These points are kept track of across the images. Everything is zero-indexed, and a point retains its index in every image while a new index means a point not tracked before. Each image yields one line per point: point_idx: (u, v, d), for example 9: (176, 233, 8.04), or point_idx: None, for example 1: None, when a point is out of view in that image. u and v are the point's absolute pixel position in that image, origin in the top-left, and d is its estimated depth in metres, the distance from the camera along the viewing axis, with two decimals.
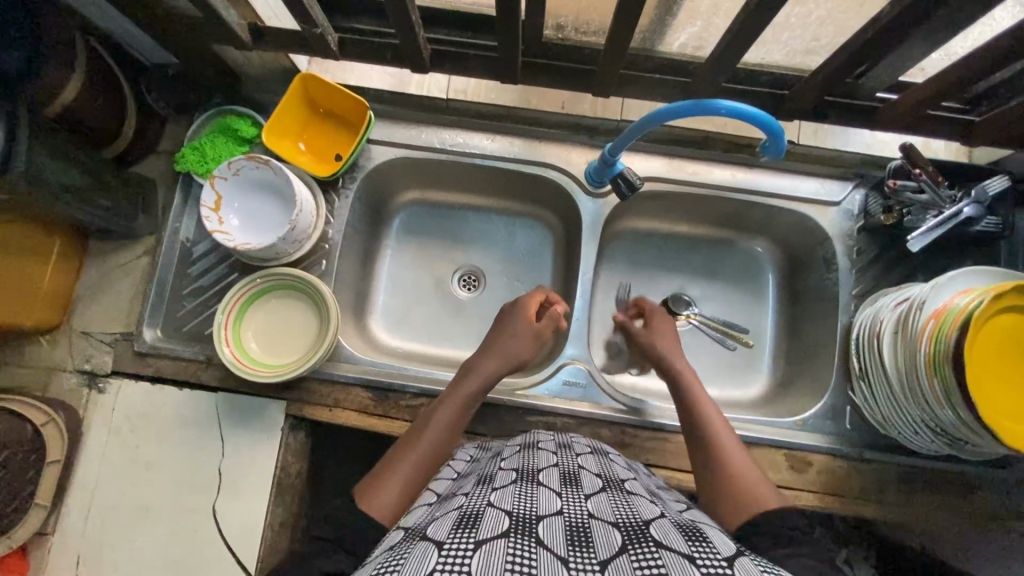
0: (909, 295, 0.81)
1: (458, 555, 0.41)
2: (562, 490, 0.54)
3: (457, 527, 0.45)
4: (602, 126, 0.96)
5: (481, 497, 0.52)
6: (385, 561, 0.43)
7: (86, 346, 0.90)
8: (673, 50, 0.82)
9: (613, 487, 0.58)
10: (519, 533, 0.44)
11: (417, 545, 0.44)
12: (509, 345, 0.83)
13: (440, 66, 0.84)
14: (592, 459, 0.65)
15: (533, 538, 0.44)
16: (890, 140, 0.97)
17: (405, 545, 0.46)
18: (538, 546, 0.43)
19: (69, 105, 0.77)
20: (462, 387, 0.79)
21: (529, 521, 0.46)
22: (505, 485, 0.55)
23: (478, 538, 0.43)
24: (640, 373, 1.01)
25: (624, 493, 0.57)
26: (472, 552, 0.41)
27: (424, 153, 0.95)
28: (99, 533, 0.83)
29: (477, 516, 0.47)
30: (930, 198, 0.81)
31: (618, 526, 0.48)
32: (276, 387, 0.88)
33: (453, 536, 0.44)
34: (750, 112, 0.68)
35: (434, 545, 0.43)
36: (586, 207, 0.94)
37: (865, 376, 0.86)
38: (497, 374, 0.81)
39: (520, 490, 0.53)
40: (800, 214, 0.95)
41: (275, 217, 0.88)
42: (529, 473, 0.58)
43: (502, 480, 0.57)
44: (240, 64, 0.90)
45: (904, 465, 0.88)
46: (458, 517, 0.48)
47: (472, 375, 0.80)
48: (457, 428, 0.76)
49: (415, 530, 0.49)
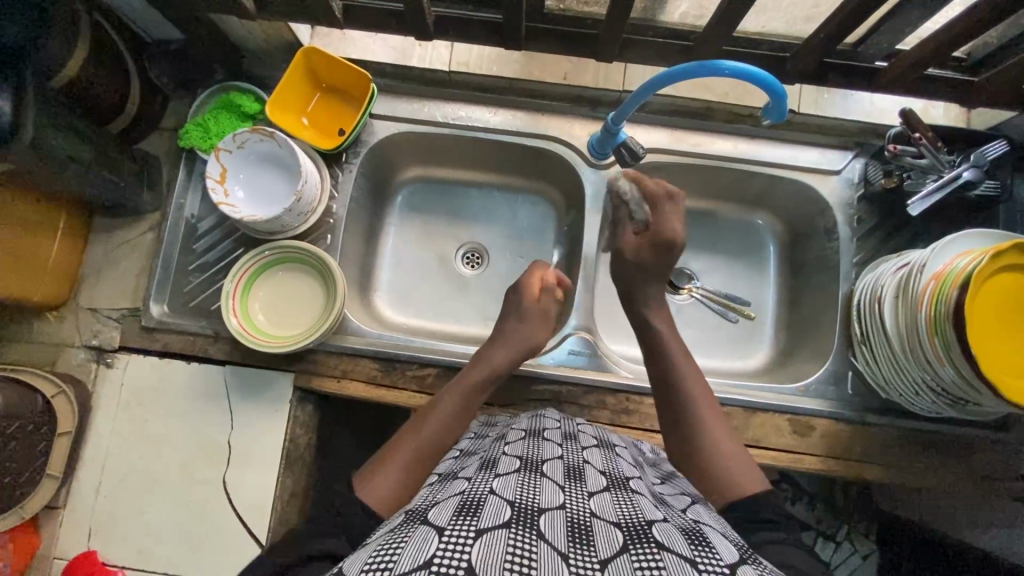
0: (909, 260, 0.82)
1: (459, 542, 0.42)
2: (565, 484, 0.54)
3: (458, 514, 0.46)
4: (604, 98, 0.96)
5: (484, 484, 0.53)
6: (385, 540, 0.45)
7: (93, 321, 0.90)
8: (674, 20, 0.83)
9: (617, 485, 0.58)
10: (520, 526, 0.45)
11: (418, 529, 0.45)
12: (517, 330, 0.85)
13: (444, 34, 0.84)
14: (597, 454, 0.66)
15: (534, 531, 0.45)
16: (890, 108, 0.98)
17: (405, 527, 0.47)
18: (539, 540, 0.44)
19: (74, 77, 0.77)
20: (471, 374, 0.80)
21: (531, 514, 0.47)
22: (507, 473, 0.55)
23: (478, 527, 0.44)
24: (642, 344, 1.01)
25: (628, 492, 0.57)
26: (472, 541, 0.42)
27: (427, 127, 0.96)
28: (110, 505, 0.84)
29: (478, 504, 0.48)
30: (930, 162, 0.81)
31: (620, 525, 0.49)
32: (283, 360, 0.88)
33: (454, 522, 0.45)
34: (751, 71, 0.69)
35: (434, 530, 0.44)
36: (589, 178, 0.95)
37: (866, 341, 0.87)
38: (508, 361, 0.82)
39: (523, 480, 0.53)
40: (801, 184, 0.96)
41: (279, 190, 0.89)
42: (534, 463, 0.58)
43: (505, 467, 0.57)
44: (243, 38, 0.90)
45: (906, 429, 0.90)
46: (460, 503, 0.49)
47: (481, 363, 0.81)
48: (465, 415, 0.76)
49: (416, 511, 0.50)
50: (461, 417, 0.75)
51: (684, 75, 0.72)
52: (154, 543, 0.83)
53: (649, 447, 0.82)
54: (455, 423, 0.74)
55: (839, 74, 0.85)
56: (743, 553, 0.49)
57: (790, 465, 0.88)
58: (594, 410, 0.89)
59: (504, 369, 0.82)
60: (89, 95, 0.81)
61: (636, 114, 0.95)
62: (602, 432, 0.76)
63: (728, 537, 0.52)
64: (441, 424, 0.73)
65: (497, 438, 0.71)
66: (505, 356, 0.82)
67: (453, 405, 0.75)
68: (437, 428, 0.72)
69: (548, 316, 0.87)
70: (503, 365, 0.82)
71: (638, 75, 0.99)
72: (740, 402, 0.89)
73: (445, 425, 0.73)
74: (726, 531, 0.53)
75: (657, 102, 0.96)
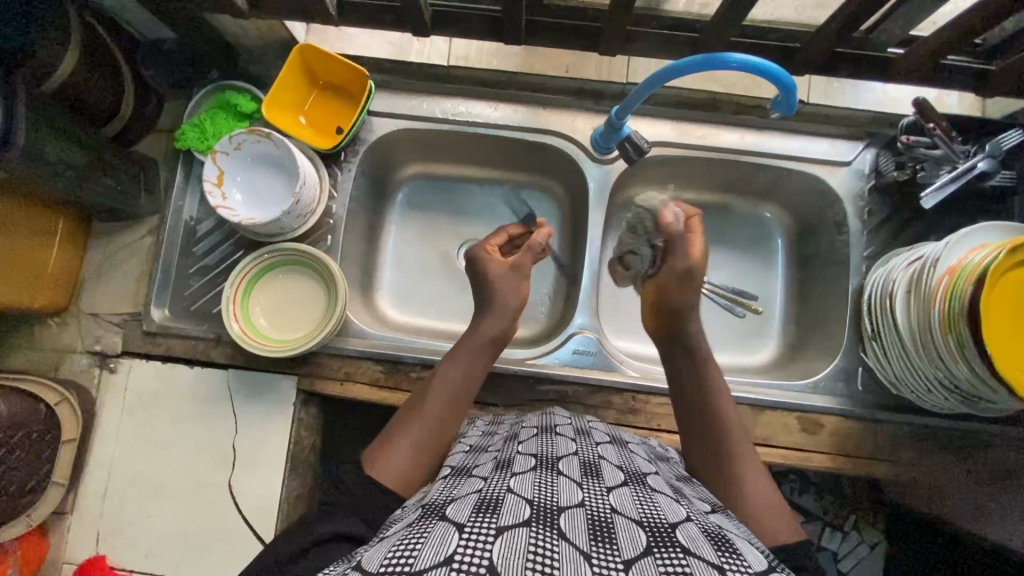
0: (924, 253, 0.80)
1: (479, 539, 0.41)
2: (583, 482, 0.54)
3: (477, 511, 0.45)
4: (607, 91, 0.94)
5: (500, 482, 0.52)
6: (404, 534, 0.44)
7: (95, 327, 0.90)
8: (680, 8, 0.80)
9: (635, 482, 0.57)
10: (541, 525, 0.44)
11: (437, 525, 0.44)
12: (501, 295, 0.79)
13: (442, 29, 0.82)
14: (612, 450, 0.65)
15: (556, 530, 0.44)
16: (902, 96, 0.95)
17: (423, 522, 0.46)
18: (561, 540, 0.43)
19: (67, 80, 0.75)
20: (463, 347, 0.76)
21: (551, 513, 0.46)
22: (524, 471, 0.54)
23: (499, 525, 0.43)
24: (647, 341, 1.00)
25: (647, 489, 0.56)
26: (493, 539, 0.41)
27: (427, 124, 0.94)
28: (117, 511, 0.84)
29: (498, 501, 0.47)
30: (944, 154, 0.79)
31: (642, 524, 0.47)
32: (285, 363, 0.88)
33: (473, 519, 0.44)
34: (760, 64, 0.67)
35: (454, 526, 0.43)
36: (592, 173, 0.93)
37: (877, 338, 0.85)
38: (502, 328, 0.78)
39: (540, 478, 0.53)
40: (810, 176, 0.94)
41: (278, 191, 0.88)
42: (549, 460, 0.58)
43: (521, 465, 0.56)
44: (235, 35, 0.88)
45: (917, 424, 0.88)
46: (478, 501, 0.48)
47: (472, 335, 0.77)
48: (464, 390, 0.73)
49: (433, 506, 0.50)
50: (463, 392, 0.73)
51: (690, 69, 0.69)
52: (162, 548, 0.83)
53: (656, 442, 0.82)
54: (456, 401, 0.71)
55: (852, 65, 0.82)
56: (770, 561, 0.47)
57: (798, 463, 0.87)
58: (600, 409, 0.89)
59: (502, 334, 0.78)
60: (83, 99, 0.79)
61: (641, 107, 0.93)
62: (612, 428, 0.75)
63: (753, 543, 0.50)
64: (442, 401, 0.71)
65: (508, 435, 0.70)
66: (497, 324, 0.78)
67: (452, 376, 0.73)
68: (436, 406, 0.70)
69: (520, 270, 0.81)
70: (497, 332, 0.78)
71: (641, 67, 0.96)
72: (748, 399, 0.88)
73: (445, 402, 0.71)
74: (750, 538, 0.52)
75: (661, 94, 0.94)
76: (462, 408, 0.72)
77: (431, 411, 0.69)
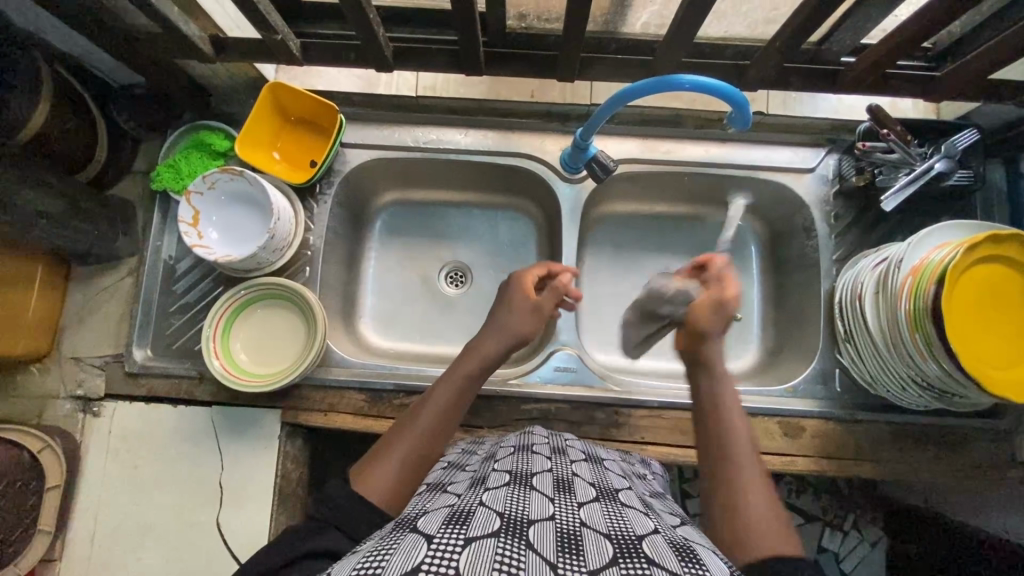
0: (888, 254, 0.82)
1: (446, 550, 0.41)
2: (555, 496, 0.54)
3: (447, 523, 0.46)
4: (573, 112, 0.97)
5: (473, 497, 0.53)
6: (375, 547, 0.44)
7: (77, 371, 0.90)
8: (636, 31, 0.83)
9: (607, 497, 0.58)
10: (509, 536, 0.45)
11: (406, 537, 0.45)
12: (508, 319, 0.80)
13: (404, 63, 0.84)
14: (587, 467, 0.66)
15: (523, 541, 0.45)
16: (857, 103, 0.99)
17: (394, 534, 0.46)
18: (528, 550, 0.44)
19: (40, 131, 0.77)
20: (459, 366, 0.76)
21: (520, 525, 0.47)
22: (498, 487, 0.55)
23: (468, 536, 0.44)
24: (614, 352, 1.01)
25: (617, 504, 0.56)
26: (461, 549, 0.42)
27: (400, 153, 0.96)
28: (105, 555, 0.84)
29: (468, 514, 0.48)
30: (901, 157, 0.82)
31: (609, 537, 0.48)
32: (267, 396, 0.88)
33: (442, 531, 0.45)
34: (712, 85, 0.69)
35: (423, 538, 0.44)
36: (564, 193, 0.95)
37: (850, 338, 0.87)
38: (498, 349, 0.77)
39: (512, 493, 0.53)
40: (776, 184, 0.96)
41: (254, 227, 0.89)
42: (523, 476, 0.58)
43: (495, 481, 0.57)
44: (206, 77, 0.90)
45: (898, 422, 0.89)
46: (449, 514, 0.49)
47: (470, 354, 0.77)
48: (457, 408, 0.72)
49: (406, 520, 0.50)
50: (454, 411, 0.72)
51: (646, 90, 0.71)
52: None
53: (637, 457, 0.82)
54: (447, 417, 0.71)
55: (803, 76, 0.85)
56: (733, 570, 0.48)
57: (783, 468, 0.88)
58: (584, 426, 0.89)
59: (495, 359, 0.78)
60: (57, 147, 0.81)
61: (606, 127, 0.96)
62: (591, 446, 0.76)
63: (718, 552, 0.51)
64: (432, 420, 0.70)
65: (487, 455, 0.70)
66: (494, 345, 0.78)
67: (445, 395, 0.72)
68: (428, 424, 0.69)
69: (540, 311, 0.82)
70: (491, 355, 0.77)
71: (604, 89, 1.00)
72: None
73: (437, 420, 0.70)
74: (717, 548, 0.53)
75: (626, 113, 0.97)
76: (451, 428, 0.71)
77: (422, 426, 0.69)
